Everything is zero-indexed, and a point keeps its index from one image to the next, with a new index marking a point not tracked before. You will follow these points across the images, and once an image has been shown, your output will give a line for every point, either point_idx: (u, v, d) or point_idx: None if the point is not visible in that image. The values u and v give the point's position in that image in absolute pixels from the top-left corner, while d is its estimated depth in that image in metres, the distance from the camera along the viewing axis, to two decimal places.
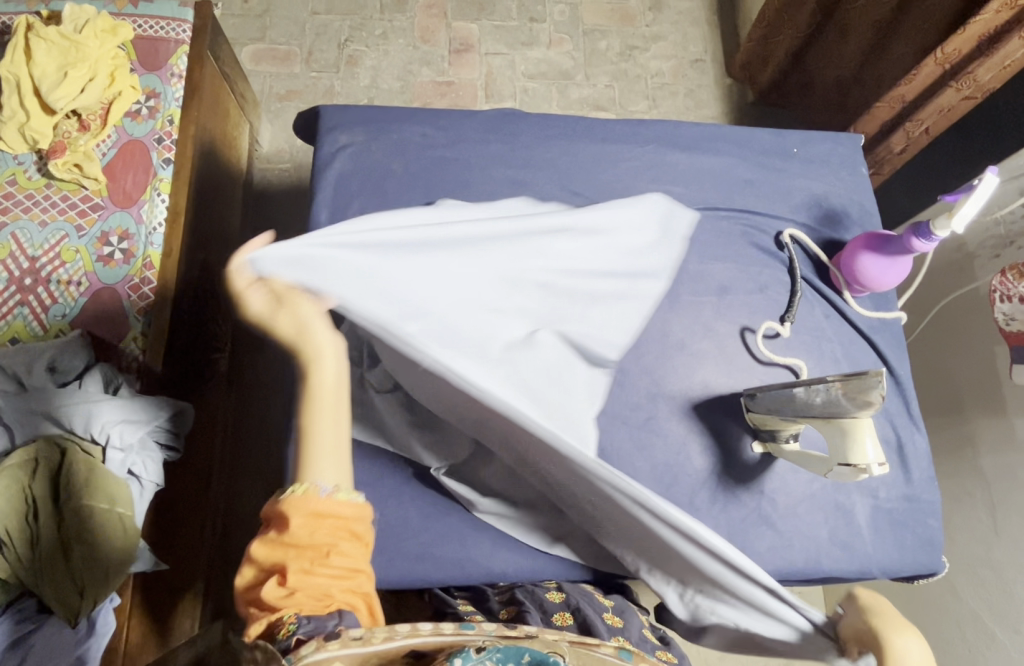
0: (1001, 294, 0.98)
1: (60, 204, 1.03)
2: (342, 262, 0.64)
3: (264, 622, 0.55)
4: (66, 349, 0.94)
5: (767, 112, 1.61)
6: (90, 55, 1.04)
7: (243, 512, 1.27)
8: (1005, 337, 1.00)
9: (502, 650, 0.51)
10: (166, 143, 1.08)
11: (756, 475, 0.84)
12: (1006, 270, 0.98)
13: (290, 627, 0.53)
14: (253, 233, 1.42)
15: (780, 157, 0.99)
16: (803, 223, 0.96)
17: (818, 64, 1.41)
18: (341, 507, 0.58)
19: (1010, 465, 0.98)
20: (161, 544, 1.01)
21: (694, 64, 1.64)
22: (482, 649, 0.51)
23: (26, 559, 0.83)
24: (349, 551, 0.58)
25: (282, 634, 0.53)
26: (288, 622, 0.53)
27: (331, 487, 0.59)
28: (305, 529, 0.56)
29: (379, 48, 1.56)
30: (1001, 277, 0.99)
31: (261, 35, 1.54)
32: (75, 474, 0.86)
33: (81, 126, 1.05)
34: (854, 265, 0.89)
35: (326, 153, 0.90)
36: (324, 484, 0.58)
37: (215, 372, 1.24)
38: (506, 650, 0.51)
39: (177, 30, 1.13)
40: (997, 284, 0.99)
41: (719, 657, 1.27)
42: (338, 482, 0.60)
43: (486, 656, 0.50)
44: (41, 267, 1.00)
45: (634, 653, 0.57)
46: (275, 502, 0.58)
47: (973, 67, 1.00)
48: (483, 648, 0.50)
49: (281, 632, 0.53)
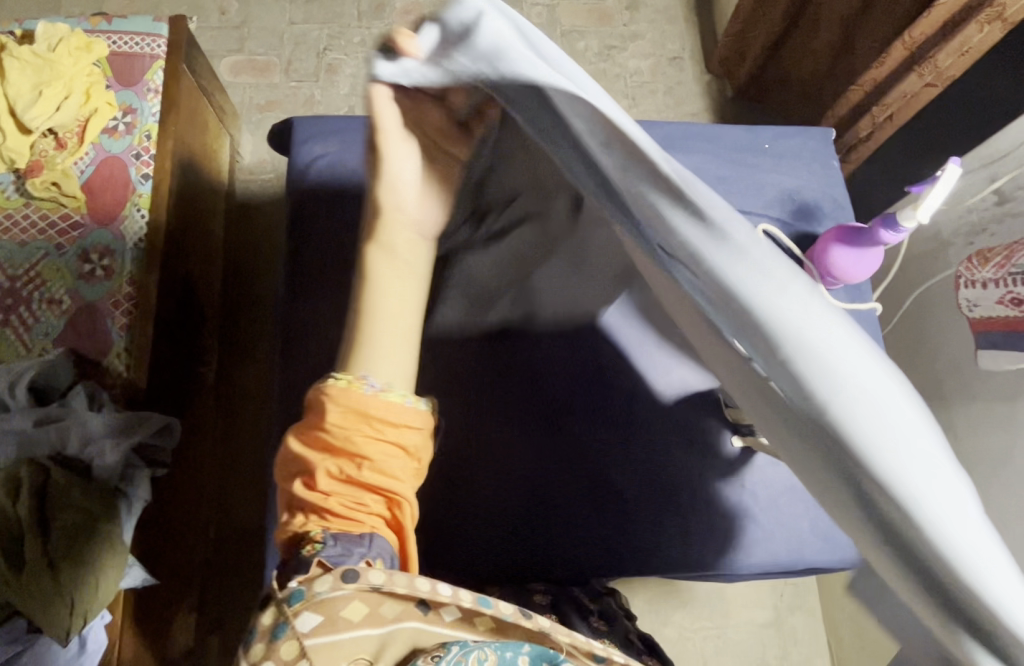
0: (966, 278, 0.96)
1: (39, 222, 1.03)
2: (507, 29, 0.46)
3: (291, 532, 0.53)
4: (47, 367, 0.94)
5: (746, 107, 1.63)
6: (65, 73, 1.05)
7: (235, 523, 1.27)
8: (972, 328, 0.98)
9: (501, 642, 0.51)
10: (144, 158, 1.08)
11: (736, 469, 0.87)
12: (968, 260, 0.97)
13: (316, 546, 0.51)
14: (236, 243, 1.42)
15: (752, 153, 1.00)
16: (777, 217, 0.97)
17: (793, 58, 1.42)
18: (387, 408, 0.54)
19: (991, 450, 0.99)
20: (154, 559, 1.01)
21: (672, 61, 1.65)
22: (480, 639, 0.51)
23: (14, 579, 0.83)
24: (388, 463, 0.54)
25: (305, 549, 0.51)
26: (314, 538, 0.51)
27: (381, 383, 0.55)
28: (343, 425, 0.53)
29: (358, 56, 1.56)
30: (966, 264, 0.98)
31: (239, 46, 1.54)
32: (59, 494, 0.87)
33: (58, 144, 1.05)
34: (825, 257, 0.90)
35: (300, 165, 0.91)
36: (370, 379, 0.54)
37: (202, 385, 1.25)
38: (503, 641, 0.51)
39: (151, 45, 1.13)
40: (962, 270, 0.97)
41: (715, 649, 1.29)
42: (390, 379, 0.56)
43: (485, 645, 0.50)
44: (22, 287, 1.00)
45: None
46: (320, 392, 0.55)
47: (936, 52, 1.00)
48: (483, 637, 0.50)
49: (306, 550, 0.51)
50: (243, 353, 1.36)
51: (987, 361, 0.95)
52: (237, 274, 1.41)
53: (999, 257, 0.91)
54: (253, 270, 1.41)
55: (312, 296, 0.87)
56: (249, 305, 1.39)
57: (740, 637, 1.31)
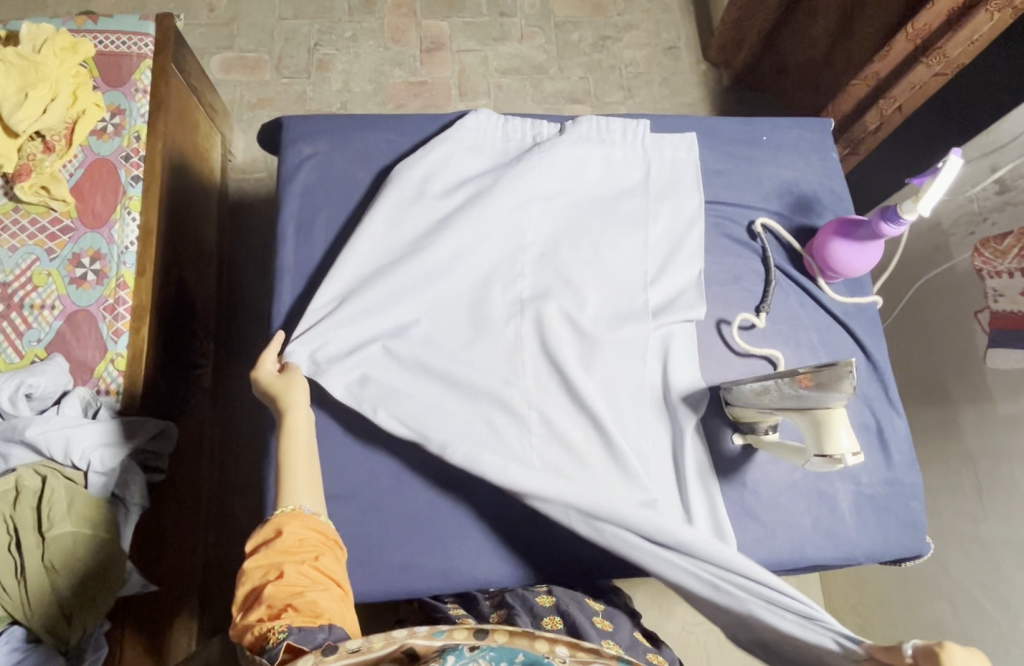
0: (988, 271, 0.99)
1: (30, 227, 1.02)
2: (342, 320, 0.78)
3: (255, 635, 0.55)
4: (41, 375, 0.91)
5: (743, 97, 1.61)
6: (50, 74, 1.02)
7: (233, 526, 1.26)
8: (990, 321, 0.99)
9: (496, 649, 0.49)
10: (133, 160, 1.06)
11: (738, 467, 0.83)
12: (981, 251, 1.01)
13: (280, 636, 0.53)
14: (228, 245, 1.41)
15: (749, 146, 0.98)
16: (775, 211, 0.96)
17: (790, 45, 1.40)
18: (325, 527, 0.63)
19: (995, 443, 0.98)
20: (152, 567, 1.00)
21: (667, 52, 1.63)
22: (475, 647, 0.49)
23: (14, 592, 0.82)
24: (330, 562, 0.61)
25: (271, 643, 0.53)
26: (278, 631, 0.54)
27: (314, 509, 0.65)
28: (297, 541, 0.61)
29: (349, 51, 1.54)
30: (979, 255, 1.02)
31: (229, 43, 1.52)
32: (56, 500, 0.85)
33: (46, 147, 1.03)
34: (826, 251, 0.89)
35: (290, 165, 0.90)
36: (306, 506, 0.64)
37: (198, 388, 1.24)
38: (499, 649, 0.49)
39: (139, 44, 1.11)
40: (980, 262, 1.01)
41: (717, 643, 1.29)
42: (316, 505, 0.65)
43: (479, 655, 0.48)
44: (13, 293, 0.99)
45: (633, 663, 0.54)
46: (263, 526, 0.62)
47: (944, 41, 0.99)
48: (476, 646, 0.48)
49: (272, 642, 0.53)
50: (239, 357, 1.35)
51: (999, 358, 0.98)
52: (230, 277, 1.39)
53: (1013, 248, 0.94)
54: (247, 273, 1.40)
55: (306, 299, 0.86)
56: (243, 308, 1.38)
57: None
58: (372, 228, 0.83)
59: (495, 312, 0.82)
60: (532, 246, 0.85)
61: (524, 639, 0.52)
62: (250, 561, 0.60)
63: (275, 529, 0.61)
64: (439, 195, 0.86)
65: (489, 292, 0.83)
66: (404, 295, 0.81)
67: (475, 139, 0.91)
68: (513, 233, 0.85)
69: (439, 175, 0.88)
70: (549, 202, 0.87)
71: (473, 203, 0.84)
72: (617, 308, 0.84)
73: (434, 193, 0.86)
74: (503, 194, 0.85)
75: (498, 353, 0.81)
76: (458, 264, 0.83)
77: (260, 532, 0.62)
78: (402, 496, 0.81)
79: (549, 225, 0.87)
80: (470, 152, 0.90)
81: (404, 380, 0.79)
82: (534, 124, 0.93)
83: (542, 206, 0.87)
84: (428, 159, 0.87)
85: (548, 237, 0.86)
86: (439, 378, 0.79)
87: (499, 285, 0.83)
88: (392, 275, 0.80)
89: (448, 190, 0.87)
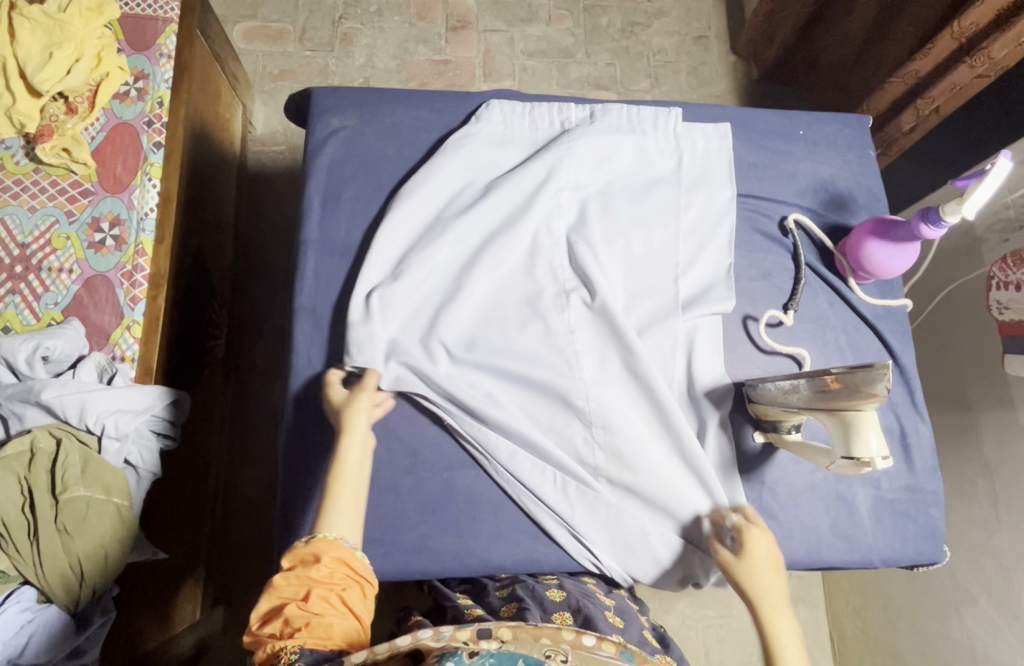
0: (998, 280, 1.01)
1: (49, 189, 1.01)
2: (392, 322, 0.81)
3: (267, 650, 0.56)
4: (59, 338, 0.90)
5: (771, 90, 1.58)
6: (75, 35, 0.99)
7: (243, 497, 1.27)
8: (1001, 331, 1.01)
9: (495, 655, 0.47)
10: (156, 126, 1.05)
11: (757, 464, 0.83)
12: (1001, 261, 1.01)
13: (290, 657, 0.54)
14: (247, 217, 1.40)
15: (786, 140, 0.96)
16: (809, 207, 0.94)
17: (823, 40, 1.37)
18: (362, 563, 0.62)
19: (1013, 454, 0.98)
20: (160, 534, 1.00)
21: (696, 41, 1.60)
22: (475, 652, 0.47)
23: (26, 552, 0.82)
24: (351, 593, 0.60)
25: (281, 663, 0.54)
26: (290, 651, 0.54)
27: (354, 542, 0.63)
28: (328, 572, 0.59)
29: (374, 25, 1.51)
30: (1000, 264, 1.01)
31: (253, 12, 1.50)
32: (70, 464, 0.85)
33: (68, 109, 1.01)
34: (861, 251, 0.87)
35: (318, 138, 0.89)
36: (349, 538, 0.63)
37: (213, 360, 1.23)
38: (499, 654, 0.47)
39: (164, 8, 1.09)
40: (995, 271, 1.01)
41: (717, 639, 1.29)
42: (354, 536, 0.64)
43: (479, 661, 0.46)
44: (31, 255, 0.98)
45: (637, 652, 0.53)
46: (301, 547, 0.61)
47: (989, 42, 0.97)
48: (476, 652, 0.47)
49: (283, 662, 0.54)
50: (255, 330, 1.35)
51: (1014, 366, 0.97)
52: (248, 250, 1.39)
53: None
54: (265, 246, 1.39)
55: (327, 274, 0.85)
56: (259, 280, 1.37)
57: (743, 627, 1.31)
58: (421, 213, 0.85)
59: (535, 303, 0.82)
60: (575, 230, 0.85)
61: (528, 636, 0.51)
62: (280, 579, 0.59)
63: (312, 555, 0.60)
64: (483, 175, 0.87)
65: (527, 285, 0.83)
66: (447, 291, 0.82)
67: (503, 131, 0.90)
68: (557, 214, 0.85)
69: (478, 163, 0.88)
70: (591, 188, 0.87)
71: (518, 184, 0.85)
72: (649, 290, 0.84)
73: (478, 173, 0.87)
74: (546, 178, 0.85)
75: (530, 356, 0.81)
76: (503, 250, 0.83)
77: (295, 554, 0.61)
78: (418, 476, 0.81)
79: (597, 207, 0.86)
80: (499, 136, 0.89)
81: (445, 377, 0.80)
82: (562, 108, 0.91)
83: (577, 189, 0.86)
84: (459, 154, 0.87)
85: (591, 212, 0.85)
86: (474, 373, 0.81)
87: (541, 270, 0.83)
88: (428, 287, 0.82)
89: (484, 173, 0.87)
